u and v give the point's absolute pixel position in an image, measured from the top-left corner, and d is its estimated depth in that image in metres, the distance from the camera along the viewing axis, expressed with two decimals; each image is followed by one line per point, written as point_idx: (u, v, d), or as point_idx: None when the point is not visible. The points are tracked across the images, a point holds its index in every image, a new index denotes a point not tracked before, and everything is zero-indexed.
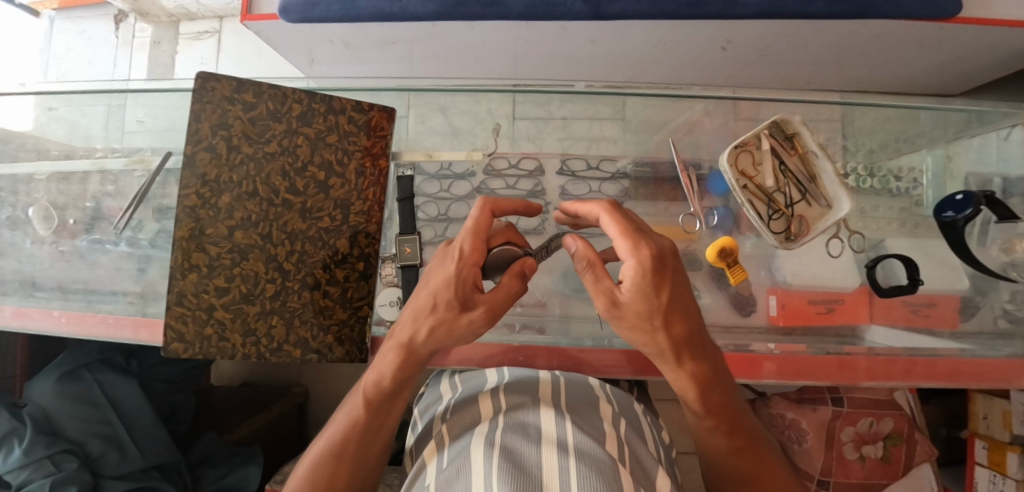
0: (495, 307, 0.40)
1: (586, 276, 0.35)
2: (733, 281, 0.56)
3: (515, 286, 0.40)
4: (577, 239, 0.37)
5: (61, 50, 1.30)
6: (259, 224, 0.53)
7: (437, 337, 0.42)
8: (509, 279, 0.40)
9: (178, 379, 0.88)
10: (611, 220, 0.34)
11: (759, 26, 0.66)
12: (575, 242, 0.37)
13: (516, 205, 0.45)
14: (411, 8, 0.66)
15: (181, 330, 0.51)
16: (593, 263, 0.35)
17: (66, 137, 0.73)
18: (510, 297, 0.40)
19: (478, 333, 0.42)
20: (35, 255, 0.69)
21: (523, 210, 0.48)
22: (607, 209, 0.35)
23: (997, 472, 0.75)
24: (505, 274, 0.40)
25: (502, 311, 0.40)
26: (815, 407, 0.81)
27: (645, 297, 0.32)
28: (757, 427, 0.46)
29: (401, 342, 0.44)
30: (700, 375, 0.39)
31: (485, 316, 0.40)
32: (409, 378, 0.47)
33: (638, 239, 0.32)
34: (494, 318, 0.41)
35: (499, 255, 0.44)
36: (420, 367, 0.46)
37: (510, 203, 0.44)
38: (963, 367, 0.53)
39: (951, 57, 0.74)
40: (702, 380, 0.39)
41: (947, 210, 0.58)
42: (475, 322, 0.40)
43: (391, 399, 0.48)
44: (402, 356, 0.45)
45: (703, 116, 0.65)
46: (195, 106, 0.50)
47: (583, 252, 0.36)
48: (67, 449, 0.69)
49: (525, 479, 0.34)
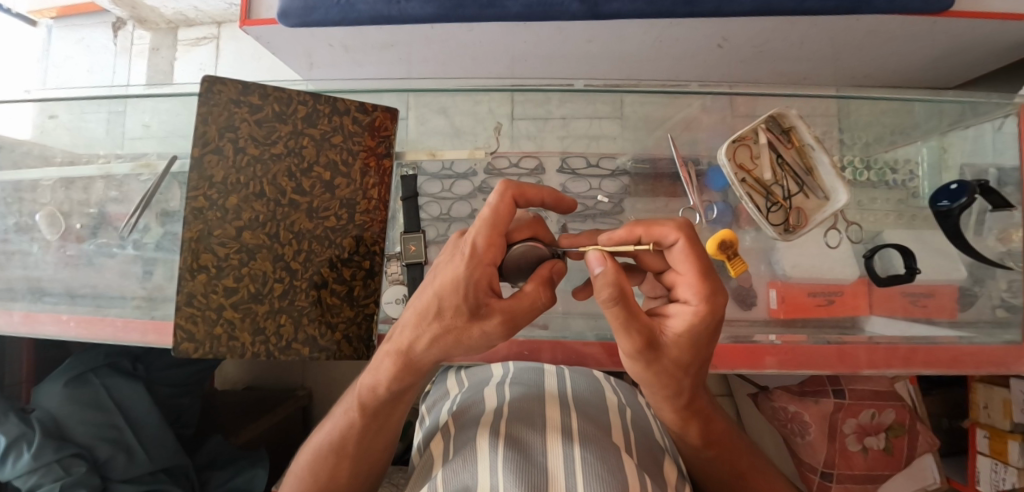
0: (513, 317, 0.33)
1: (611, 309, 0.27)
2: (734, 274, 0.49)
3: (541, 297, 0.34)
4: (604, 258, 0.28)
5: (61, 59, 1.31)
6: (266, 224, 0.54)
7: (444, 345, 0.37)
8: (535, 287, 0.34)
9: (185, 383, 0.89)
10: (693, 254, 0.29)
11: (753, 23, 0.67)
12: (604, 261, 0.28)
13: (545, 196, 0.40)
14: (410, 11, 0.66)
15: (191, 330, 0.51)
16: (628, 295, 0.27)
17: (70, 144, 0.73)
18: (535, 308, 0.34)
19: (492, 344, 0.36)
20: (41, 260, 0.69)
21: (554, 203, 0.43)
22: (688, 237, 0.29)
23: (998, 461, 0.75)
24: (531, 279, 0.34)
25: (521, 323, 0.35)
26: (817, 400, 0.81)
27: (702, 339, 0.31)
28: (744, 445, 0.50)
29: (400, 350, 0.40)
30: (703, 409, 0.44)
31: (502, 327, 0.34)
32: (410, 385, 0.45)
33: (714, 275, 0.29)
34: (510, 330, 0.35)
35: (523, 255, 0.39)
36: (420, 374, 0.43)
37: (537, 192, 0.39)
38: (963, 355, 0.55)
39: (944, 51, 0.75)
40: (704, 413, 0.44)
41: (942, 200, 0.59)
42: (488, 333, 0.34)
43: (388, 402, 0.46)
44: (401, 363, 0.41)
45: (700, 113, 0.66)
46: (202, 109, 0.51)
47: (615, 277, 0.26)
48: (76, 453, 0.69)
49: (530, 465, 0.35)
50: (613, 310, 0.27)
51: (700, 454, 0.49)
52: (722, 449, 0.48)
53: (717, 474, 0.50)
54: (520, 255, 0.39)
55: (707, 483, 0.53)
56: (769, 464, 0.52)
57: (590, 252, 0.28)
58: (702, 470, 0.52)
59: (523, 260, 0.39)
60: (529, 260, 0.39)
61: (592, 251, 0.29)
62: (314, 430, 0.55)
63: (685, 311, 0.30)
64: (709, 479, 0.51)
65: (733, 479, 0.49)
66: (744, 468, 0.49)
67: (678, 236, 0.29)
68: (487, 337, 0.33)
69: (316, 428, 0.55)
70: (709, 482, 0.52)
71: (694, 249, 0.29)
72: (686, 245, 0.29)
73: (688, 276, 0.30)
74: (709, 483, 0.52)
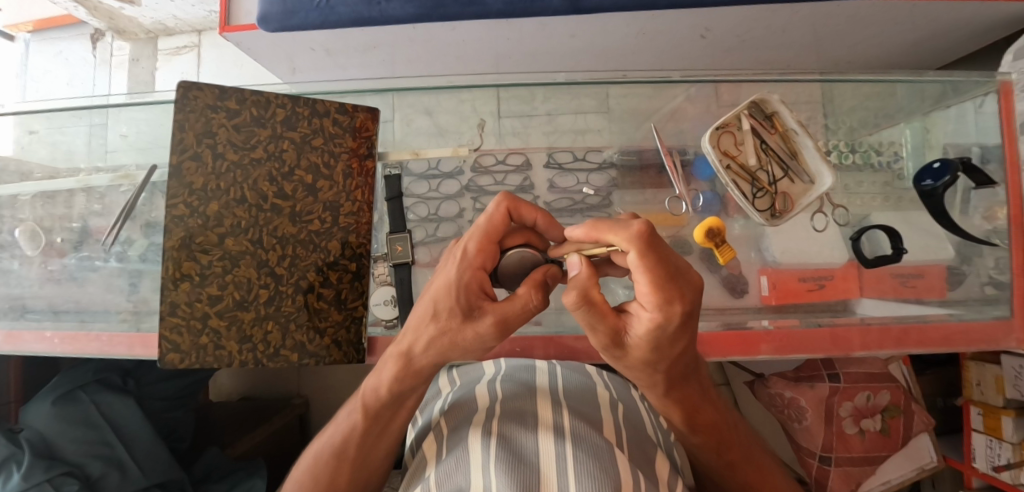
0: (505, 319, 0.32)
1: (577, 314, 0.27)
2: (722, 261, 0.50)
3: (533, 299, 0.32)
4: (582, 261, 0.29)
5: (39, 73, 1.29)
6: (248, 230, 0.53)
7: (439, 348, 0.36)
8: (527, 290, 0.32)
9: (177, 396, 0.88)
10: (649, 269, 0.22)
11: (733, 13, 0.67)
12: (580, 266, 0.28)
13: (537, 216, 0.39)
14: (390, 11, 0.66)
15: (176, 341, 0.50)
16: (594, 301, 0.26)
17: (49, 158, 0.72)
18: (528, 309, 0.32)
19: (488, 346, 0.35)
20: (24, 277, 0.68)
21: (546, 227, 0.41)
22: (640, 246, 0.22)
23: (993, 437, 0.76)
24: (524, 281, 0.32)
25: (515, 325, 0.33)
26: (813, 385, 0.82)
27: (670, 339, 0.28)
28: (740, 429, 0.50)
29: (399, 353, 0.39)
30: (690, 399, 0.42)
31: (495, 329, 0.33)
32: (406, 390, 0.44)
33: (675, 282, 0.23)
34: (505, 332, 0.34)
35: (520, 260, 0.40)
36: (419, 380, 0.43)
37: (531, 211, 0.39)
38: (952, 332, 0.55)
39: (924, 34, 0.75)
40: (691, 404, 0.42)
41: (926, 179, 0.59)
42: (482, 335, 0.33)
43: (387, 406, 0.46)
44: (401, 366, 0.41)
45: (685, 102, 0.65)
46: (178, 115, 0.50)
47: (584, 282, 0.27)
48: (66, 471, 0.67)
49: (523, 466, 0.35)
50: (579, 313, 0.27)
51: (688, 440, 0.48)
52: (718, 440, 0.48)
53: (714, 462, 0.50)
54: (515, 260, 0.39)
55: (700, 467, 0.53)
56: (764, 454, 0.52)
57: (572, 256, 0.30)
58: (697, 459, 0.52)
59: (520, 266, 0.39)
60: (522, 264, 0.39)
61: (574, 254, 0.30)
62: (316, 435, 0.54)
63: (646, 317, 0.25)
64: (707, 467, 0.51)
65: (722, 467, 0.49)
66: (733, 457, 0.49)
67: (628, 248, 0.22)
68: (480, 339, 0.32)
69: (317, 435, 0.54)
70: (701, 466, 0.52)
71: (651, 259, 0.22)
72: (639, 259, 0.22)
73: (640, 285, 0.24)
74: (710, 471, 0.51)
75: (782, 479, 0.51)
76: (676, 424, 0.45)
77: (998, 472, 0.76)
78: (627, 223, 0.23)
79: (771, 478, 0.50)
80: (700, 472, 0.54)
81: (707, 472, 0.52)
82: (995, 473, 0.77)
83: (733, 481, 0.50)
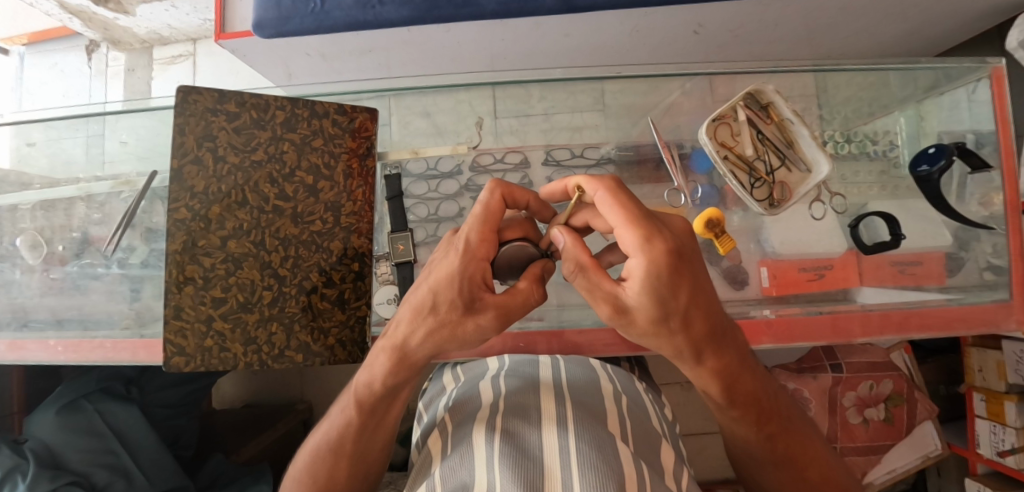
0: (507, 311, 0.33)
1: (577, 282, 0.30)
2: (723, 251, 0.55)
3: (534, 293, 0.34)
4: (564, 232, 0.32)
5: (33, 84, 1.29)
6: (251, 231, 0.53)
7: (436, 340, 0.36)
8: (528, 284, 0.34)
9: (180, 403, 0.88)
10: (612, 201, 0.28)
11: (725, 8, 0.68)
12: (563, 236, 0.32)
13: (531, 198, 0.42)
14: (385, 15, 0.66)
15: (181, 344, 0.51)
16: (587, 265, 0.30)
17: (48, 167, 0.72)
18: (528, 303, 0.34)
19: (487, 338, 0.35)
20: (25, 286, 0.68)
21: (540, 209, 0.44)
22: (607, 189, 0.29)
23: (997, 423, 0.77)
24: (524, 277, 0.34)
25: (516, 318, 0.34)
26: (815, 376, 0.83)
27: (667, 293, 0.27)
28: (778, 399, 0.49)
29: (395, 347, 0.39)
30: (724, 367, 0.39)
31: (495, 321, 0.33)
32: (405, 383, 0.44)
33: (643, 221, 0.27)
34: (506, 325, 0.34)
35: (514, 254, 0.39)
36: (412, 373, 0.43)
37: (525, 193, 0.40)
38: (950, 315, 0.56)
39: (915, 24, 0.76)
40: (727, 370, 0.40)
41: (921, 165, 0.61)
42: (483, 327, 0.33)
43: (386, 400, 0.46)
44: (395, 360, 0.41)
45: (681, 97, 0.66)
46: (178, 120, 0.50)
47: (574, 251, 0.31)
48: (73, 481, 0.67)
49: (526, 460, 0.35)
50: (579, 281, 0.30)
51: (725, 415, 0.47)
52: (754, 411, 0.46)
53: (750, 436, 0.49)
54: (511, 256, 0.39)
55: (733, 442, 0.52)
56: (806, 427, 0.51)
57: (554, 230, 0.33)
58: (733, 434, 0.51)
59: (514, 260, 0.40)
60: (520, 258, 0.40)
61: (557, 229, 0.33)
62: (312, 431, 0.54)
63: (632, 269, 0.27)
64: (741, 442, 0.50)
65: (761, 440, 0.48)
66: (773, 430, 0.48)
67: (599, 188, 0.30)
68: (482, 331, 0.33)
69: (314, 429, 0.54)
70: (735, 441, 0.51)
71: (616, 196, 0.29)
72: (605, 194, 0.29)
73: (619, 232, 0.28)
74: (740, 444, 0.51)
75: (822, 450, 0.50)
76: (711, 395, 0.44)
77: (1002, 457, 0.76)
78: (604, 180, 0.31)
79: (807, 449, 0.49)
80: (733, 449, 0.53)
81: (742, 447, 0.51)
82: (999, 459, 0.77)
83: (770, 454, 0.49)
